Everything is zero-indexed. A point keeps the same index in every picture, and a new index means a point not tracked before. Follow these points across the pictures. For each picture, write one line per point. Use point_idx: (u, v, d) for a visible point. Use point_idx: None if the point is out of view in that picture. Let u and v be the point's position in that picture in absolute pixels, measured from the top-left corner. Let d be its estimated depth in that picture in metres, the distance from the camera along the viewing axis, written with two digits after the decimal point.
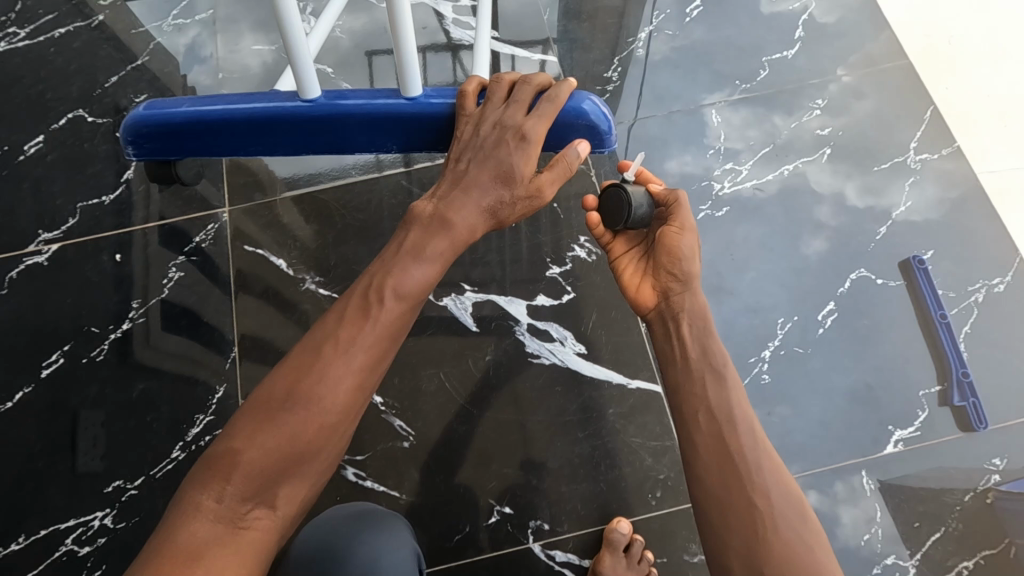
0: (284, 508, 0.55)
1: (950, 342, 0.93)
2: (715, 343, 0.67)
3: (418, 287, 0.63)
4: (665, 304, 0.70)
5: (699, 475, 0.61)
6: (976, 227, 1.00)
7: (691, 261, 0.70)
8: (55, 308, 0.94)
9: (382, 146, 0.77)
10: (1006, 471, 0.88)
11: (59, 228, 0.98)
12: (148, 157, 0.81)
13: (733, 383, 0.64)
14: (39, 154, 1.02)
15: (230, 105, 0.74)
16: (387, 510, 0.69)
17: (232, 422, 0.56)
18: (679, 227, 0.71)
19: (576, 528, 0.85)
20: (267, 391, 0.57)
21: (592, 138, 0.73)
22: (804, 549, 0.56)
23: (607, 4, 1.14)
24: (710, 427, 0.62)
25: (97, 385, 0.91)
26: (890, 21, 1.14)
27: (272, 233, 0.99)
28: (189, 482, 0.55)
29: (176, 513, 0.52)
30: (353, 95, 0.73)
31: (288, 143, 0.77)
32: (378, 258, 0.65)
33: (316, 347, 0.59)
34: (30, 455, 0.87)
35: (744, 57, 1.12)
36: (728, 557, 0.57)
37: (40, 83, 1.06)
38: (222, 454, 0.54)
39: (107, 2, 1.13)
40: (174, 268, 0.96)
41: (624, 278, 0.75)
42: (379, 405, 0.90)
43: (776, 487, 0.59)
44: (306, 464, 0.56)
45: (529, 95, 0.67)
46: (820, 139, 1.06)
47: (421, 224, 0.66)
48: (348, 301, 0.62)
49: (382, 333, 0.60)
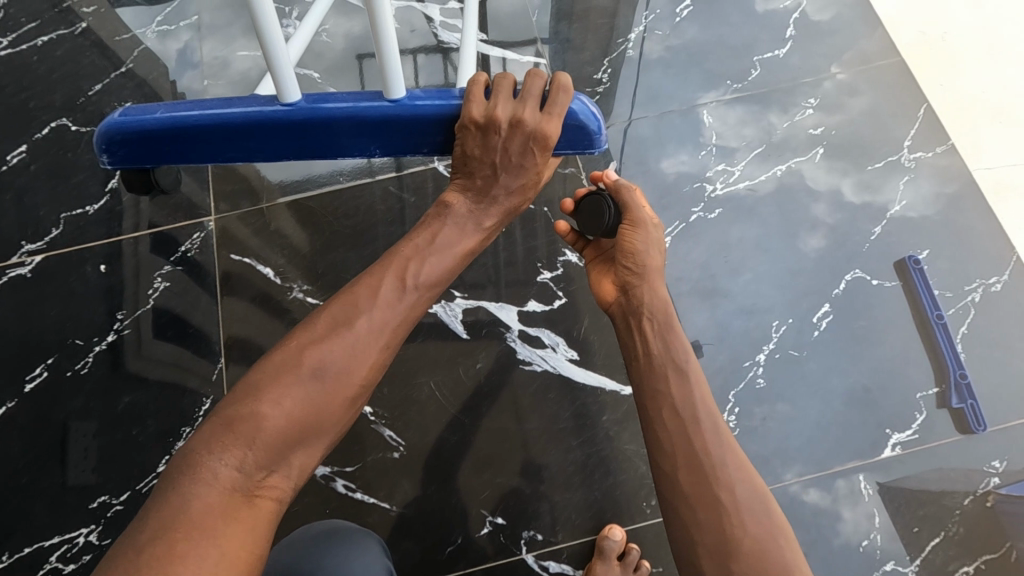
0: (295, 479, 0.57)
1: (947, 342, 0.92)
2: (675, 337, 0.72)
3: (437, 276, 0.67)
4: (625, 299, 0.77)
5: (668, 477, 0.65)
6: (972, 226, 0.99)
7: (644, 253, 0.77)
8: (40, 321, 0.92)
9: (363, 150, 0.76)
10: (1006, 474, 0.87)
11: (43, 239, 0.96)
12: (123, 166, 0.79)
13: (694, 379, 0.69)
14: (22, 164, 1.01)
15: (208, 110, 0.73)
16: (359, 527, 0.70)
17: (251, 384, 0.57)
18: (633, 223, 0.79)
19: (570, 538, 0.84)
20: (290, 359, 0.58)
21: (583, 138, 0.73)
22: (772, 540, 0.61)
23: (598, 4, 1.13)
24: (677, 428, 0.67)
25: (82, 399, 0.89)
26: (881, 19, 1.13)
27: (259, 241, 0.97)
28: (203, 441, 0.55)
29: (191, 476, 0.52)
30: (335, 99, 0.72)
31: (267, 148, 0.76)
32: (405, 239, 0.69)
33: (342, 323, 0.61)
34: (14, 470, 0.86)
35: (735, 57, 1.11)
36: (699, 556, 0.61)
37: (23, 92, 1.05)
38: (244, 419, 0.55)
39: (90, 8, 1.11)
40: (160, 278, 0.95)
41: (592, 278, 0.85)
42: (369, 415, 0.89)
43: (741, 484, 0.64)
44: (319, 437, 0.59)
45: (540, 90, 0.70)
46: (814, 139, 1.05)
47: (456, 220, 0.71)
48: (375, 281, 0.65)
49: (401, 319, 0.64)
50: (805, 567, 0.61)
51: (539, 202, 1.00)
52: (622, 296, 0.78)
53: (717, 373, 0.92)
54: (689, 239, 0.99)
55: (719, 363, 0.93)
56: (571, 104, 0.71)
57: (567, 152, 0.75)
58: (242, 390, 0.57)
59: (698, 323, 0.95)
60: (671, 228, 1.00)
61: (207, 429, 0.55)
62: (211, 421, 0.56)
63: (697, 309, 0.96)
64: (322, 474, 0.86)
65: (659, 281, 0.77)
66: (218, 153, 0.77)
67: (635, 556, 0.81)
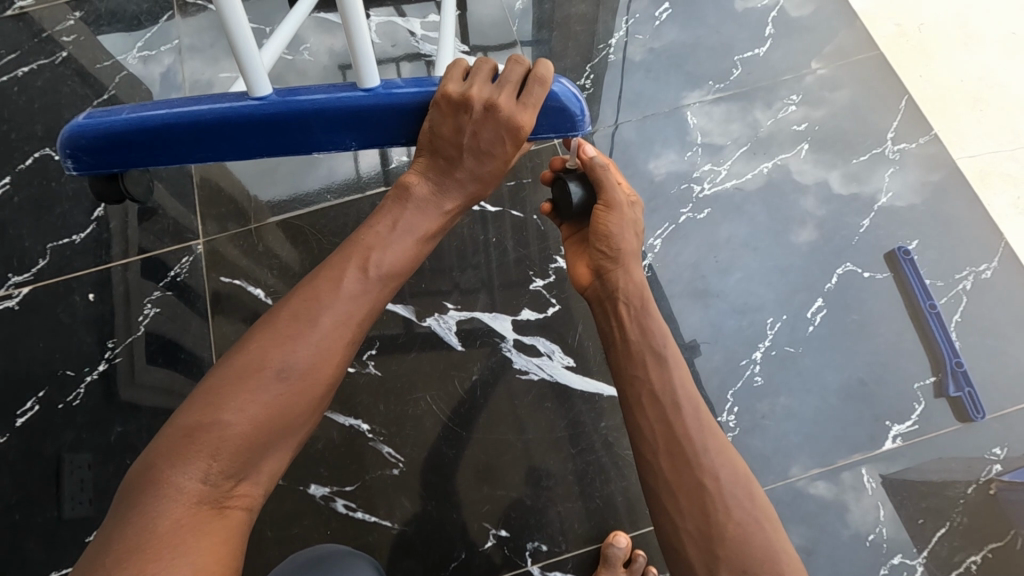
0: (263, 484, 0.58)
1: (941, 331, 0.93)
2: (652, 321, 0.72)
3: (400, 265, 0.67)
4: (600, 283, 0.76)
5: (649, 465, 0.65)
6: (959, 213, 1.00)
7: (618, 237, 0.75)
8: (27, 354, 0.92)
9: (340, 144, 0.75)
10: (1007, 461, 0.87)
11: (30, 270, 0.96)
12: (89, 172, 0.78)
13: (672, 361, 0.69)
14: (5, 196, 1.00)
15: (175, 110, 0.72)
16: (347, 550, 0.72)
17: (212, 389, 0.56)
18: (606, 203, 0.76)
19: (574, 547, 0.84)
20: (253, 361, 0.57)
21: (565, 121, 0.73)
22: (754, 523, 0.61)
23: (578, 10, 1.13)
24: (656, 413, 0.66)
25: (74, 430, 0.88)
26: (858, 14, 1.14)
27: (248, 261, 0.97)
28: (164, 453, 0.53)
29: (152, 493, 0.51)
30: (307, 92, 0.72)
31: (236, 148, 0.75)
32: (366, 225, 0.68)
33: (304, 321, 0.60)
34: (6, 507, 0.85)
35: (715, 57, 1.11)
36: (682, 541, 0.62)
37: (4, 124, 1.04)
38: (204, 428, 0.54)
39: (70, 37, 1.11)
40: (150, 304, 0.94)
41: (567, 261, 0.83)
42: (366, 433, 0.88)
43: (724, 468, 0.64)
44: (285, 438, 0.59)
45: (519, 78, 0.70)
46: (798, 135, 1.05)
47: (416, 205, 0.69)
48: (338, 273, 0.63)
49: (366, 311, 0.63)
50: (791, 549, 0.61)
51: (529, 210, 0.99)
52: (597, 280, 0.76)
53: (713, 374, 0.92)
54: (679, 240, 0.99)
55: (715, 364, 0.92)
56: (550, 91, 0.71)
57: (550, 135, 0.75)
58: (200, 396, 0.56)
59: (692, 324, 0.95)
60: (660, 230, 1.00)
61: (167, 440, 0.54)
62: (170, 430, 0.55)
63: (691, 309, 0.96)
64: (321, 495, 0.85)
65: (635, 263, 0.76)
66: (186, 155, 0.76)
67: (641, 562, 0.81)
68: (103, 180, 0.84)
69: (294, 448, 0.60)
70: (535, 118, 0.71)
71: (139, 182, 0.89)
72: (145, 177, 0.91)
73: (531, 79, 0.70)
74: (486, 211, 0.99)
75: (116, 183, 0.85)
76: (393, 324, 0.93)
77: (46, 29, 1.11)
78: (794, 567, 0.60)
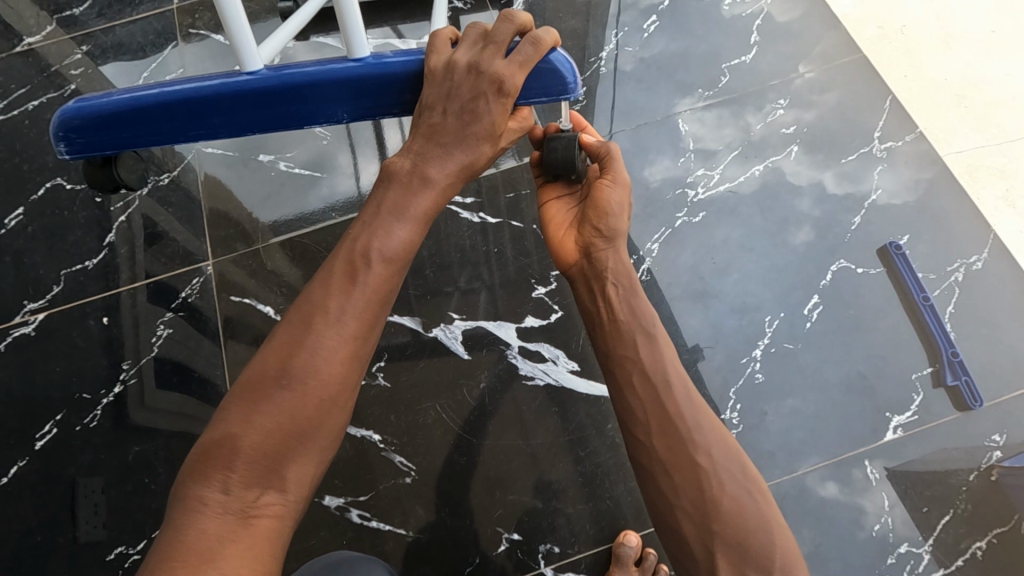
0: (295, 492, 0.58)
1: (936, 322, 0.95)
2: (641, 303, 0.74)
3: (399, 250, 0.65)
4: (588, 261, 0.77)
5: (643, 443, 0.67)
6: (948, 208, 1.02)
7: (616, 218, 0.77)
8: (44, 379, 0.94)
9: (331, 116, 0.77)
10: (1007, 447, 0.88)
11: (45, 296, 0.98)
12: (82, 155, 0.80)
13: (662, 342, 0.71)
14: (19, 226, 1.02)
15: (167, 89, 0.75)
16: (360, 555, 0.74)
17: (226, 407, 0.58)
18: (611, 179, 0.78)
19: (586, 548, 0.85)
20: (259, 372, 0.59)
21: (555, 85, 0.73)
22: (748, 498, 0.63)
23: (568, 26, 1.16)
24: (648, 393, 0.68)
25: (91, 452, 0.90)
26: (840, 18, 1.17)
27: (258, 281, 0.99)
28: (188, 473, 0.56)
29: (182, 511, 0.54)
30: (298, 66, 0.75)
31: (230, 123, 0.78)
32: (356, 218, 0.67)
33: (303, 324, 0.60)
34: (27, 530, 0.87)
35: (704, 66, 1.14)
36: (677, 517, 0.63)
37: (17, 156, 1.07)
38: (220, 442, 0.56)
39: (78, 70, 1.14)
40: (163, 325, 0.96)
41: (549, 233, 0.82)
42: (377, 443, 0.90)
43: (716, 443, 0.66)
44: (309, 443, 0.58)
45: (508, 34, 0.70)
46: (787, 138, 1.08)
47: (401, 181, 0.68)
48: (327, 273, 0.63)
49: (367, 302, 0.62)
50: (783, 521, 0.63)
51: (528, 219, 1.01)
52: (585, 259, 0.78)
53: (716, 372, 0.94)
54: (676, 244, 1.02)
55: (717, 363, 0.94)
56: (541, 55, 0.71)
57: (542, 99, 0.74)
58: (216, 415, 0.58)
59: (693, 325, 0.97)
60: (658, 235, 1.02)
61: (190, 462, 0.57)
62: (191, 452, 0.58)
63: (691, 311, 0.98)
64: (337, 506, 0.87)
65: (624, 247, 0.78)
66: (177, 133, 0.78)
67: (652, 561, 0.83)
68: (96, 164, 0.86)
69: (322, 452, 0.60)
70: (523, 80, 0.70)
71: (134, 170, 0.91)
72: (143, 168, 0.94)
73: (523, 38, 0.71)
74: (487, 223, 1.01)
75: (108, 168, 0.87)
76: (401, 335, 0.95)
77: (53, 63, 1.15)
78: (786, 538, 0.62)
